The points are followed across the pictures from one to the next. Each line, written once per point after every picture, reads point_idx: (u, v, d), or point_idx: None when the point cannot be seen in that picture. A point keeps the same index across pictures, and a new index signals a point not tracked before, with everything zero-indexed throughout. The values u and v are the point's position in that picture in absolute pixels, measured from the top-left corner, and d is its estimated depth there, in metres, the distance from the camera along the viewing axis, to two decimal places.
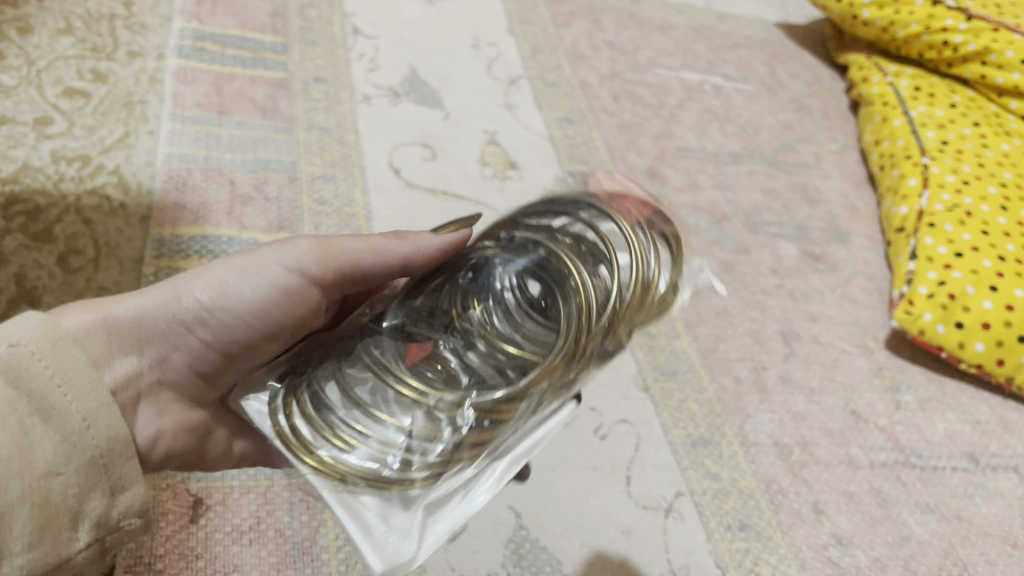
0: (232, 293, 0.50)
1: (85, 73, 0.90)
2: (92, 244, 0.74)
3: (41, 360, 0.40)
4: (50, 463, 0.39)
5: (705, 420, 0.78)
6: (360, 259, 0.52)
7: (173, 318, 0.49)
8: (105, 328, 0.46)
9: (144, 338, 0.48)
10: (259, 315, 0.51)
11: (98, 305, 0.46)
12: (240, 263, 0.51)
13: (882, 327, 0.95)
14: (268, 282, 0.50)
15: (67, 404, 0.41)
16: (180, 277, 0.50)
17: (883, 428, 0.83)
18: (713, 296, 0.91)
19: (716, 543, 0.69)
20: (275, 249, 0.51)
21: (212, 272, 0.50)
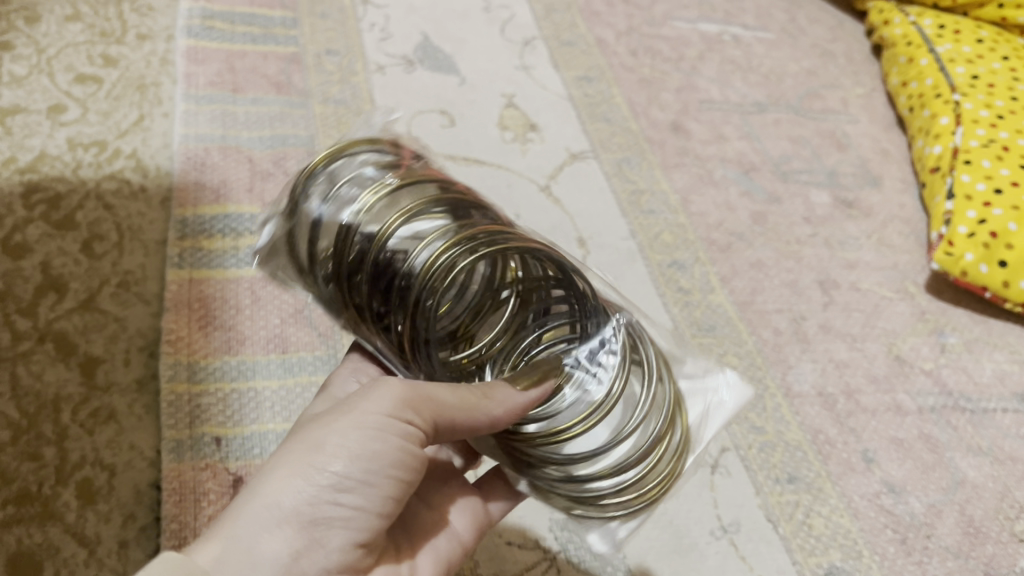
0: (353, 452, 0.41)
1: (96, 58, 0.89)
2: (115, 228, 0.73)
3: None
4: None
5: (746, 374, 0.76)
6: (439, 395, 0.43)
7: (313, 507, 0.40)
8: (238, 552, 0.39)
9: (298, 550, 0.40)
10: (389, 462, 0.42)
11: (225, 529, 0.40)
12: (341, 413, 0.43)
13: (922, 270, 0.92)
14: (386, 435, 0.42)
15: None
16: (290, 454, 0.42)
17: (928, 372, 0.81)
18: (747, 249, 0.89)
19: (765, 497, 0.68)
20: (365, 397, 0.43)
21: (323, 439, 0.42)
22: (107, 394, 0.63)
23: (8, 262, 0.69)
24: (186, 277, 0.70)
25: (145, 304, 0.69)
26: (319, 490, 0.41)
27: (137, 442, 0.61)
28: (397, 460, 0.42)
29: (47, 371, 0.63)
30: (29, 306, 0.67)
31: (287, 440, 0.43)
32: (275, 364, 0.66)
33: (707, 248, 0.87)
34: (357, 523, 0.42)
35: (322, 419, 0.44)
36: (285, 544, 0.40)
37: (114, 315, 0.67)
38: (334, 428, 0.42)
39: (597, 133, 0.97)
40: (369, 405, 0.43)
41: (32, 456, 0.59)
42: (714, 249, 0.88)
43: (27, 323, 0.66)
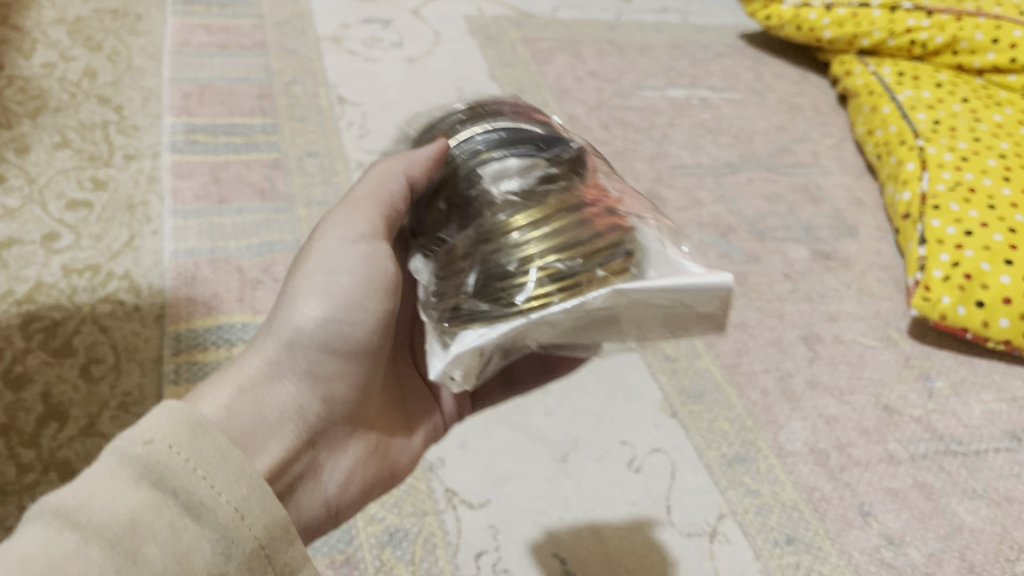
0: (341, 300, 0.49)
1: (86, 183, 0.92)
2: (112, 350, 0.75)
3: (181, 454, 0.39)
4: (237, 504, 0.39)
5: (738, 438, 0.77)
6: (393, 205, 0.51)
7: (309, 356, 0.49)
8: (246, 398, 0.47)
9: (302, 390, 0.49)
10: (366, 293, 0.49)
11: (228, 380, 0.47)
12: (324, 268, 0.49)
13: (903, 316, 0.94)
14: (354, 265, 0.49)
15: (218, 498, 0.39)
16: (279, 312, 0.50)
17: (918, 419, 0.82)
18: (730, 310, 0.91)
19: (766, 561, 0.68)
20: (326, 236, 0.51)
21: (304, 290, 0.49)
22: None
23: (10, 395, 0.71)
24: (184, 392, 0.72)
25: None
26: (312, 338, 0.49)
27: None
28: (375, 286, 0.49)
29: None
30: (32, 437, 0.68)
31: (274, 309, 0.50)
32: None
33: None
34: (346, 368, 0.50)
35: (293, 275, 0.51)
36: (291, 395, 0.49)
37: (115, 437, 0.69)
38: (319, 279, 0.49)
39: None
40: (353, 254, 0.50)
41: None
42: None
43: (31, 454, 0.67)
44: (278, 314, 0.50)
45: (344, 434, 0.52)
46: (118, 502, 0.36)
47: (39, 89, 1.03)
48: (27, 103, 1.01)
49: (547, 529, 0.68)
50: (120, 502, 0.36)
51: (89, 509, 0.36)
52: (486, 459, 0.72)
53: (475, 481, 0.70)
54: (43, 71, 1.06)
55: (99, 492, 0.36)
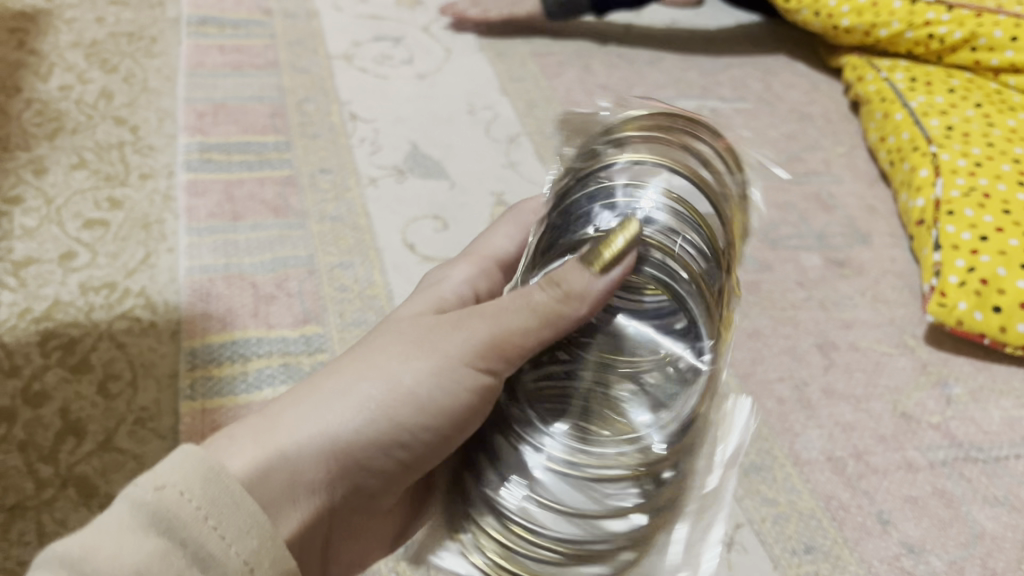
0: (420, 397, 0.49)
1: (102, 202, 0.93)
2: (128, 365, 0.76)
3: (193, 502, 0.40)
4: (243, 559, 0.41)
5: (754, 446, 0.77)
6: (521, 339, 0.50)
7: (359, 445, 0.48)
8: (283, 462, 0.45)
9: (333, 471, 0.47)
10: (447, 410, 0.50)
11: (272, 440, 0.45)
12: (428, 368, 0.49)
13: (919, 322, 0.93)
14: (459, 391, 0.49)
15: (227, 550, 0.40)
16: (360, 379, 0.48)
17: (936, 426, 0.81)
18: (743, 319, 0.90)
19: (784, 570, 0.68)
20: (450, 336, 0.50)
21: (399, 380, 0.49)
22: None
23: (29, 412, 0.72)
24: (199, 408, 0.72)
25: (161, 438, 0.71)
26: (375, 432, 0.48)
27: None
28: (460, 409, 0.50)
29: (71, 517, 0.65)
30: (49, 453, 0.69)
31: (354, 367, 0.49)
32: None
33: None
34: (383, 466, 0.50)
35: (399, 346, 0.50)
36: (319, 474, 0.46)
37: (132, 452, 0.69)
38: (406, 365, 0.49)
39: None
40: (455, 353, 0.49)
41: None
42: None
43: (49, 470, 0.68)
44: (339, 376, 0.49)
45: (347, 515, 0.51)
46: (128, 550, 0.38)
47: (56, 111, 1.05)
48: (44, 125, 1.03)
49: None
50: (129, 549, 0.38)
51: (97, 556, 0.37)
52: None
53: None
54: (60, 94, 1.08)
55: (107, 541, 0.38)
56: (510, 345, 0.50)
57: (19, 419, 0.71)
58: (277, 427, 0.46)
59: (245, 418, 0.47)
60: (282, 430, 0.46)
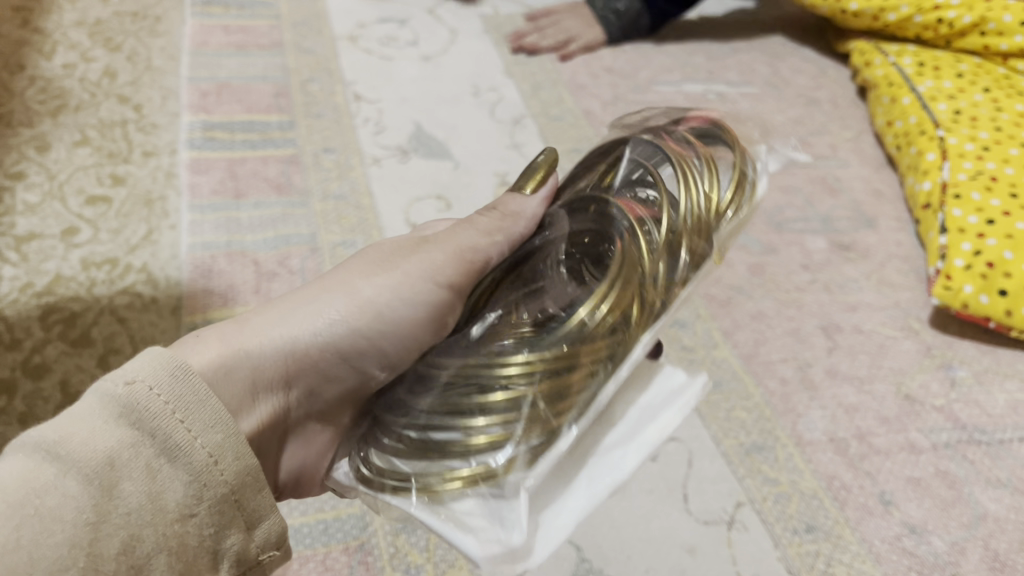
0: (382, 310, 0.56)
1: (105, 179, 0.93)
2: (130, 340, 0.76)
3: (160, 398, 0.42)
4: (208, 451, 0.42)
5: (756, 427, 0.76)
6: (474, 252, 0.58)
7: (317, 348, 0.54)
8: (246, 362, 0.50)
9: (291, 370, 0.53)
10: (403, 318, 0.56)
11: (235, 339, 0.51)
12: (388, 282, 0.57)
13: (924, 306, 0.93)
14: (415, 299, 0.56)
15: (192, 443, 0.42)
16: (322, 295, 0.56)
17: (940, 408, 0.81)
18: (747, 301, 0.90)
19: (785, 549, 0.67)
20: (407, 258, 0.58)
21: (359, 292, 0.56)
22: None
23: (30, 385, 0.72)
24: None
25: None
26: (335, 335, 0.54)
27: None
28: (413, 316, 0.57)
29: None
30: None
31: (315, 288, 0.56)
32: None
33: (708, 305, 0.89)
34: (341, 374, 0.56)
35: (361, 268, 0.58)
36: (279, 370, 0.52)
37: None
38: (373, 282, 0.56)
39: None
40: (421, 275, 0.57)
41: None
42: (715, 304, 0.89)
43: None
44: (304, 301, 0.55)
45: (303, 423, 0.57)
46: (98, 440, 0.39)
47: (60, 89, 1.05)
48: (48, 102, 1.03)
49: None
50: (100, 439, 0.39)
51: (70, 444, 0.39)
52: None
53: None
54: (64, 72, 1.08)
55: (79, 428, 0.40)
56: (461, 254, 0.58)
57: (20, 391, 0.71)
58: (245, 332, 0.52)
59: (213, 324, 0.52)
60: (251, 335, 0.52)
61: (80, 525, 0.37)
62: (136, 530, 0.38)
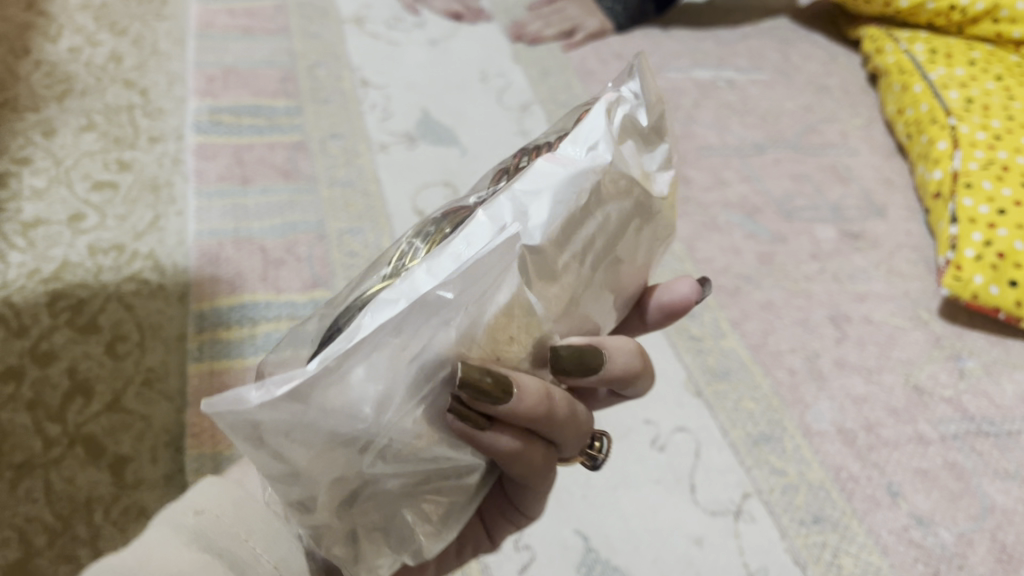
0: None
1: (111, 165, 0.93)
2: (137, 328, 0.76)
3: (228, 520, 0.42)
4: (274, 563, 0.42)
5: (764, 417, 0.76)
6: None
7: None
8: None
9: None
10: None
11: None
12: None
13: (934, 296, 0.92)
14: None
15: (259, 556, 0.41)
16: None
17: (949, 399, 0.80)
18: (756, 291, 0.89)
19: (792, 540, 0.67)
20: None
21: None
22: (137, 492, 0.64)
23: (37, 371, 0.71)
24: (207, 369, 0.72)
25: (169, 400, 0.70)
26: None
27: None
28: None
29: (79, 474, 0.65)
30: (58, 412, 0.69)
31: None
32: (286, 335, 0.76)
33: (716, 294, 0.88)
34: None
35: None
36: None
37: (139, 413, 0.69)
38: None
39: None
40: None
41: (68, 559, 0.60)
42: (723, 293, 0.88)
43: (57, 429, 0.68)
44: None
45: None
46: (178, 559, 0.38)
47: (66, 73, 1.04)
48: (53, 87, 1.02)
49: (570, 505, 0.68)
50: (180, 559, 0.38)
51: (151, 563, 0.37)
52: None
53: None
54: (70, 56, 1.07)
55: (156, 552, 0.38)
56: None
57: (27, 377, 0.71)
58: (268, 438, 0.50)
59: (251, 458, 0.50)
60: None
61: None
62: None
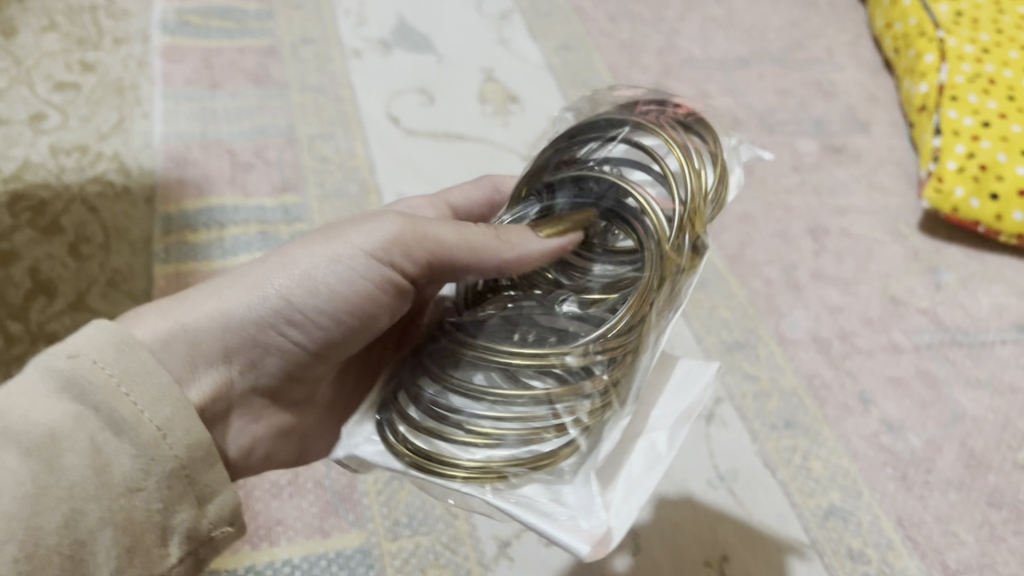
0: (320, 282, 0.45)
1: (74, 66, 0.90)
2: (101, 229, 0.74)
3: (104, 369, 0.39)
4: (161, 423, 0.39)
5: (739, 325, 0.76)
6: (437, 232, 0.44)
7: (255, 326, 0.45)
8: (181, 336, 0.43)
9: (234, 353, 0.46)
10: (347, 295, 0.45)
11: (173, 311, 0.44)
12: (330, 249, 0.45)
13: (914, 210, 0.91)
14: (356, 275, 0.44)
15: (140, 416, 0.39)
16: (266, 266, 0.46)
17: (924, 310, 0.80)
18: (734, 202, 0.88)
19: (762, 444, 0.67)
20: (357, 227, 0.45)
21: (299, 263, 0.45)
22: None
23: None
24: (173, 271, 0.70)
25: (134, 300, 0.69)
26: (266, 314, 0.45)
27: None
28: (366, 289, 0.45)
29: None
30: (20, 310, 0.68)
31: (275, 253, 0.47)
32: (254, 238, 0.74)
33: None
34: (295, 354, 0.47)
35: (312, 236, 0.47)
36: (217, 357, 0.45)
37: (103, 312, 0.68)
38: (303, 249, 0.46)
39: (579, 100, 0.96)
40: (363, 237, 0.44)
41: None
42: None
43: (18, 327, 0.67)
44: (242, 269, 0.47)
45: (264, 402, 0.49)
46: (42, 414, 0.37)
47: None
48: None
49: None
50: (41, 412, 0.37)
51: (10, 415, 0.37)
52: None
53: None
54: None
55: (20, 402, 0.38)
56: (430, 238, 0.44)
57: None
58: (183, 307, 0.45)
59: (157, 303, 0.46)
60: (188, 310, 0.45)
61: (18, 498, 0.35)
62: (80, 504, 0.37)
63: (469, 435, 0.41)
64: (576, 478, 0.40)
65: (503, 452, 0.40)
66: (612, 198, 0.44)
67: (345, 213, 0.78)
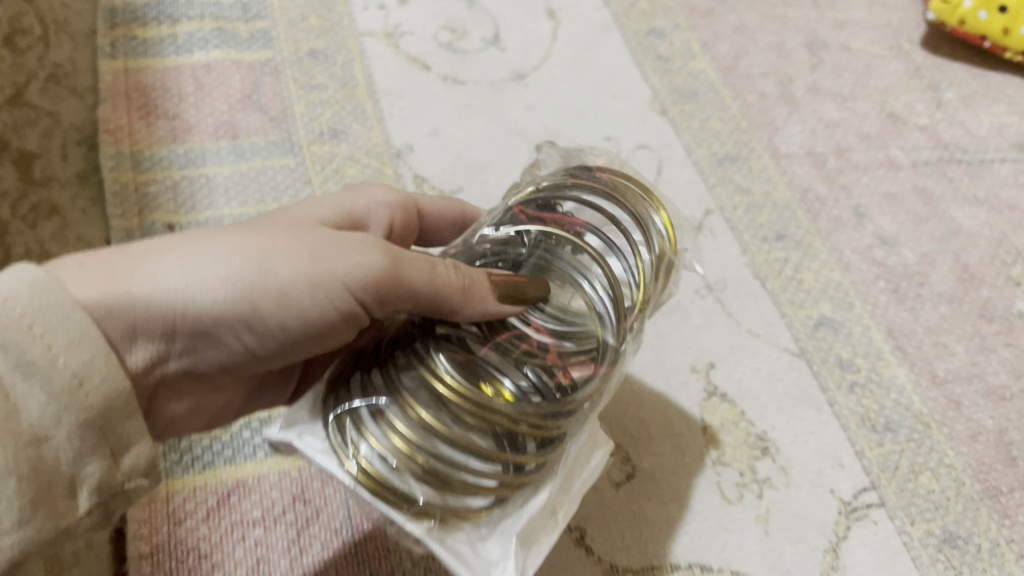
0: (292, 300, 0.36)
1: None
2: (38, 21, 0.66)
3: (13, 307, 0.29)
4: (76, 368, 0.30)
5: (731, 138, 0.72)
6: (414, 279, 0.36)
7: (208, 322, 0.35)
8: (129, 309, 0.33)
9: (180, 340, 0.36)
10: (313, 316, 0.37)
11: (119, 272, 0.34)
12: (315, 264, 0.36)
13: (917, 26, 0.85)
14: (330, 303, 0.36)
15: (53, 359, 0.30)
16: (242, 246, 0.36)
17: (923, 128, 0.76)
18: (729, 12, 0.82)
19: (753, 256, 0.64)
20: (347, 252, 0.36)
21: (276, 263, 0.36)
22: (47, 188, 0.60)
23: None
24: (121, 67, 0.65)
25: (79, 97, 0.64)
26: (224, 316, 0.35)
27: (84, 234, 0.58)
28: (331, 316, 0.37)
29: None
30: None
31: (249, 227, 0.37)
32: (211, 36, 0.68)
33: (687, 15, 0.81)
34: (240, 353, 0.38)
35: (294, 229, 0.37)
36: (154, 345, 0.35)
37: (45, 109, 0.63)
38: (284, 254, 0.36)
39: None
40: (353, 271, 0.36)
41: None
42: (695, 14, 0.81)
43: None
44: (215, 239, 0.36)
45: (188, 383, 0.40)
46: None
47: None
48: None
49: None
50: None
51: None
52: (462, 148, 0.66)
53: (451, 167, 0.65)
54: None
55: None
56: (402, 290, 0.36)
57: None
58: (131, 271, 0.34)
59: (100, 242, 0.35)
60: (139, 276, 0.34)
61: None
62: None
63: (412, 464, 0.34)
64: (495, 533, 0.37)
65: (440, 495, 0.35)
66: (570, 262, 0.41)
67: (309, 11, 0.71)
